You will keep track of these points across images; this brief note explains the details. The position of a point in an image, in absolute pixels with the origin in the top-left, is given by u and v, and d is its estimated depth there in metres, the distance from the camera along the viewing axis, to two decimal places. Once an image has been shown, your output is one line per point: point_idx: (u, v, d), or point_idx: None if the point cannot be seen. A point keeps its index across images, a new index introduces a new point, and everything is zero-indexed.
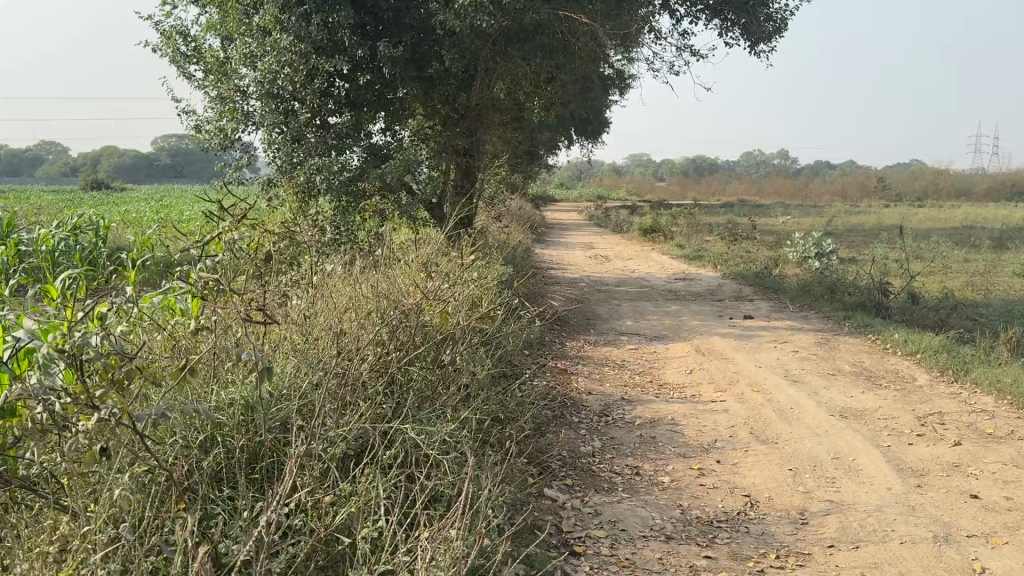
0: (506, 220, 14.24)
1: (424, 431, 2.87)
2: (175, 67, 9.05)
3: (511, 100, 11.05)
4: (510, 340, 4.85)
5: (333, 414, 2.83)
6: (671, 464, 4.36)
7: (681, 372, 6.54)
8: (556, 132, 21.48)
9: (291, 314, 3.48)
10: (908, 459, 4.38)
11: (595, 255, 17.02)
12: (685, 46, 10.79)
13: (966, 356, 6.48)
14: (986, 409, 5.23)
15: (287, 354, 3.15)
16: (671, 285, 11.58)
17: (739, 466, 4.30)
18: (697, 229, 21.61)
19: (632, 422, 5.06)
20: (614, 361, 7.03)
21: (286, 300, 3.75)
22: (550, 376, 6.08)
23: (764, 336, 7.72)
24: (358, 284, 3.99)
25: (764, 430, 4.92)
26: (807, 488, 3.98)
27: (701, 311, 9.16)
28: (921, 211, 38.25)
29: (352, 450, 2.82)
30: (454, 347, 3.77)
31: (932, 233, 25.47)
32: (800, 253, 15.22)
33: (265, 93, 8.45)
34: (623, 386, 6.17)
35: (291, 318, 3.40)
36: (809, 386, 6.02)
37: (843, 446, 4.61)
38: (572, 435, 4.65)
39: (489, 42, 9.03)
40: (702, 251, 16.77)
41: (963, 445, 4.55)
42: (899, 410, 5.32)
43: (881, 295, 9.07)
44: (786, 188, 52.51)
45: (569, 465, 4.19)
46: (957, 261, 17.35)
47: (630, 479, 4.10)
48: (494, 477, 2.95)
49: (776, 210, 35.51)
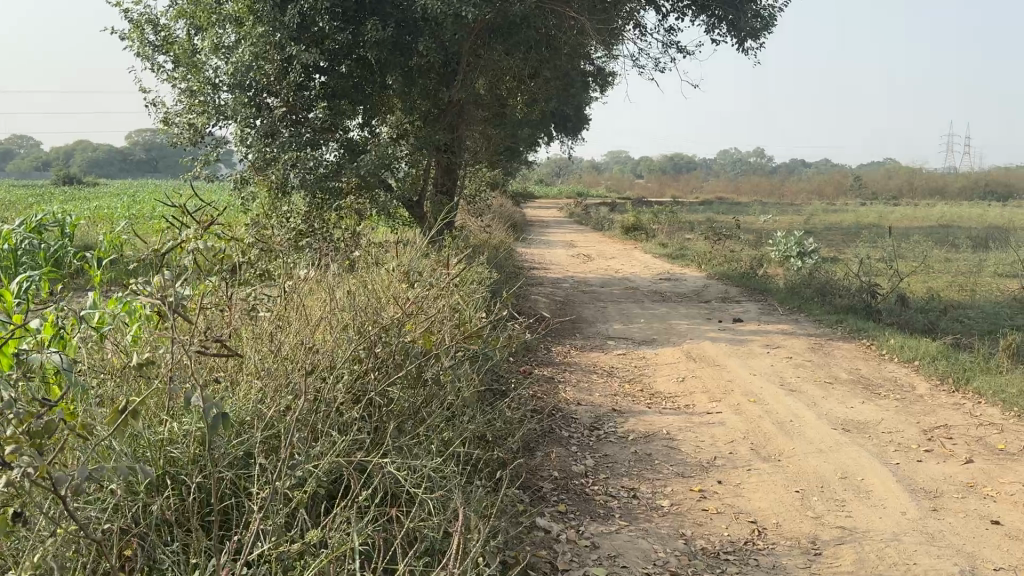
0: (487, 218, 13.93)
1: (406, 466, 2.57)
2: (142, 57, 8.62)
3: (493, 96, 10.74)
4: (497, 351, 4.54)
5: (302, 447, 2.55)
6: (670, 485, 4.08)
7: (673, 380, 6.27)
8: (537, 129, 21.17)
9: (259, 329, 3.17)
10: (920, 478, 4.14)
11: (577, 253, 16.77)
12: (672, 42, 10.53)
13: (966, 364, 6.28)
14: (993, 421, 5.01)
15: (253, 378, 2.85)
16: (657, 286, 11.33)
17: (742, 488, 4.03)
18: (679, 227, 21.43)
19: (625, 437, 4.77)
20: (602, 368, 6.75)
21: (255, 310, 3.42)
22: (536, 386, 5.79)
23: (756, 341, 7.48)
24: (334, 294, 3.67)
25: (765, 445, 4.65)
26: (817, 513, 3.72)
27: (688, 314, 8.90)
28: (898, 209, 38.47)
29: (326, 488, 2.52)
30: (438, 361, 3.47)
31: (912, 231, 25.51)
32: (784, 252, 15.05)
33: (237, 85, 8.07)
34: (613, 396, 5.89)
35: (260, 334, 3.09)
36: (806, 395, 5.77)
37: (850, 464, 4.35)
38: (562, 453, 4.36)
39: (472, 34, 8.70)
40: (685, 250, 16.54)
41: (975, 463, 4.32)
42: (904, 423, 5.08)
43: (871, 298, 8.87)
44: (764, 186, 52.63)
45: (561, 488, 3.89)
46: (939, 261, 17.30)
47: (627, 504, 3.81)
48: (485, 517, 2.65)
49: (756, 208, 35.54)
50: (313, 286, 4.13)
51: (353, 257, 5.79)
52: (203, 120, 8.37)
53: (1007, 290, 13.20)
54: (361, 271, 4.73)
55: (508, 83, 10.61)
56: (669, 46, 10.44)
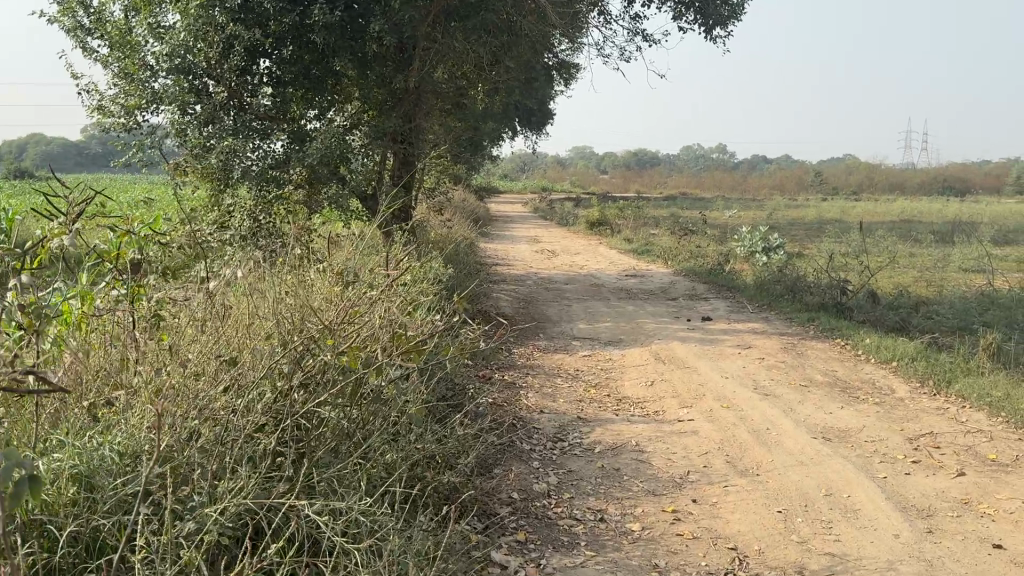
0: (448, 212, 13.47)
1: (331, 508, 2.21)
2: (73, 38, 8.04)
3: (453, 85, 10.30)
4: (450, 358, 4.12)
5: (208, 486, 2.18)
6: (640, 505, 3.69)
7: (640, 384, 5.90)
8: (499, 122, 20.71)
9: (166, 338, 2.76)
10: (910, 495, 3.82)
11: (541, 249, 16.40)
12: (637, 30, 10.17)
13: (945, 364, 6.01)
14: (980, 429, 4.72)
15: (153, 397, 2.45)
16: (623, 283, 10.99)
17: (719, 508, 3.66)
18: (644, 222, 21.19)
19: (591, 449, 4.38)
20: (566, 371, 6.36)
21: (162, 314, 3.00)
22: (496, 391, 5.38)
23: (727, 340, 7.15)
24: (260, 296, 3.26)
25: (742, 457, 4.29)
26: (802, 537, 3.37)
27: (656, 312, 8.56)
28: (859, 205, 38.73)
29: (235, 533, 2.16)
30: (380, 374, 3.05)
31: (874, 226, 25.61)
32: (749, 248, 14.84)
33: (175, 69, 7.61)
34: (578, 402, 5.50)
35: (166, 343, 2.69)
36: (782, 400, 5.44)
37: (834, 478, 4.01)
38: (522, 471, 3.96)
39: (428, 17, 8.26)
40: (651, 245, 16.24)
41: (968, 476, 4.01)
42: (887, 431, 4.77)
43: (843, 295, 8.61)
44: (727, 181, 52.82)
45: (520, 512, 3.49)
46: (903, 256, 17.26)
47: (594, 529, 3.42)
48: (426, 564, 2.29)
49: (719, 204, 35.51)
50: (236, 286, 3.71)
51: (296, 256, 5.33)
52: (138, 105, 7.85)
53: (974, 285, 13.09)
54: (298, 269, 4.28)
55: (469, 71, 10.18)
56: (635, 34, 10.10)
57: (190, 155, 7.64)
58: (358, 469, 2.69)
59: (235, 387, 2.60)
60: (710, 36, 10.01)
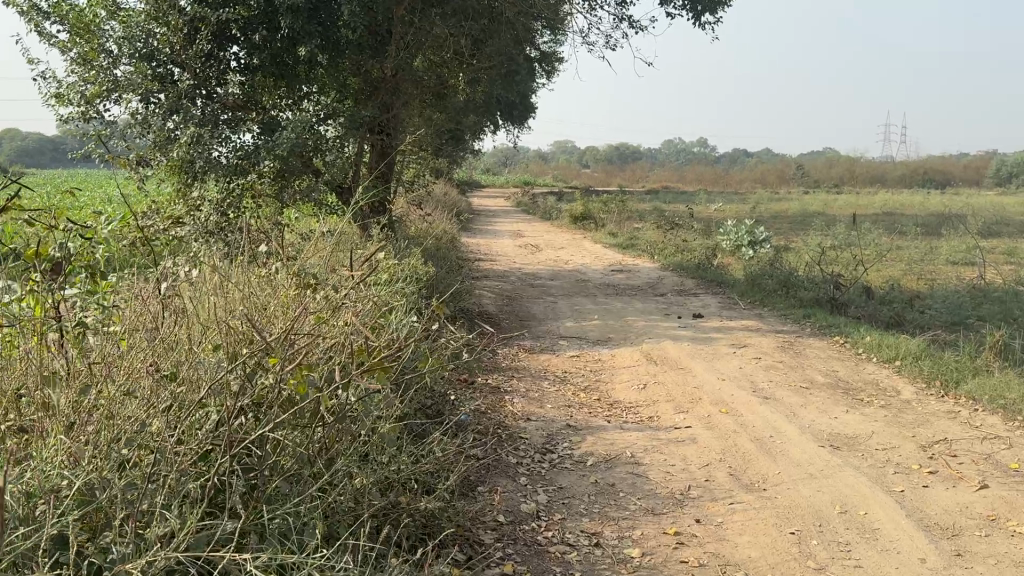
0: (428, 206, 13.08)
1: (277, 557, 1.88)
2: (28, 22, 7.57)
3: (432, 75, 9.94)
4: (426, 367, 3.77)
5: (129, 534, 1.86)
6: (639, 527, 3.35)
7: (632, 387, 5.55)
8: (480, 114, 20.29)
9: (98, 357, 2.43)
10: (932, 512, 3.50)
11: (524, 244, 16.05)
12: (623, 17, 9.84)
13: (951, 363, 5.73)
14: (998, 435, 4.43)
15: (72, 428, 2.12)
16: (610, 279, 10.65)
17: (726, 529, 3.32)
18: (629, 216, 20.90)
19: (582, 462, 4.03)
20: (553, 374, 6.00)
21: (101, 327, 2.66)
22: (478, 397, 5.02)
23: (720, 339, 6.84)
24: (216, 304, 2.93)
25: (746, 469, 3.95)
26: (820, 562, 3.04)
27: (644, 309, 8.22)
28: (841, 198, 38.72)
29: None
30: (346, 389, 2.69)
31: (857, 220, 25.48)
32: (736, 241, 14.59)
33: (137, 55, 7.28)
34: (566, 407, 5.15)
35: (97, 366, 2.37)
36: (783, 404, 5.11)
37: (849, 492, 3.68)
38: (507, 488, 3.61)
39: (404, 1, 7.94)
40: (636, 240, 15.91)
41: (991, 490, 3.72)
42: (898, 438, 4.47)
43: (837, 290, 8.31)
44: (709, 175, 52.71)
45: (507, 539, 3.13)
46: (890, 249, 17.08)
47: (589, 556, 3.07)
48: None
49: (702, 197, 35.33)
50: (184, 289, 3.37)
51: (260, 255, 4.93)
52: (97, 93, 7.46)
53: (965, 278, 12.86)
54: (260, 268, 3.90)
55: (449, 60, 9.80)
56: (621, 21, 9.77)
57: (152, 145, 7.26)
58: (316, 503, 2.35)
59: (174, 406, 2.26)
60: (698, 23, 9.69)
